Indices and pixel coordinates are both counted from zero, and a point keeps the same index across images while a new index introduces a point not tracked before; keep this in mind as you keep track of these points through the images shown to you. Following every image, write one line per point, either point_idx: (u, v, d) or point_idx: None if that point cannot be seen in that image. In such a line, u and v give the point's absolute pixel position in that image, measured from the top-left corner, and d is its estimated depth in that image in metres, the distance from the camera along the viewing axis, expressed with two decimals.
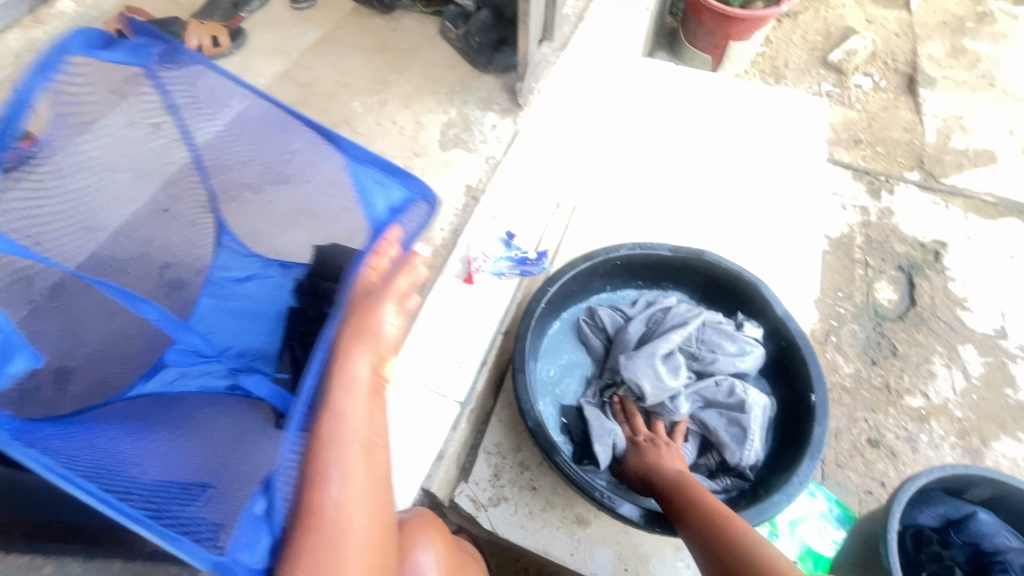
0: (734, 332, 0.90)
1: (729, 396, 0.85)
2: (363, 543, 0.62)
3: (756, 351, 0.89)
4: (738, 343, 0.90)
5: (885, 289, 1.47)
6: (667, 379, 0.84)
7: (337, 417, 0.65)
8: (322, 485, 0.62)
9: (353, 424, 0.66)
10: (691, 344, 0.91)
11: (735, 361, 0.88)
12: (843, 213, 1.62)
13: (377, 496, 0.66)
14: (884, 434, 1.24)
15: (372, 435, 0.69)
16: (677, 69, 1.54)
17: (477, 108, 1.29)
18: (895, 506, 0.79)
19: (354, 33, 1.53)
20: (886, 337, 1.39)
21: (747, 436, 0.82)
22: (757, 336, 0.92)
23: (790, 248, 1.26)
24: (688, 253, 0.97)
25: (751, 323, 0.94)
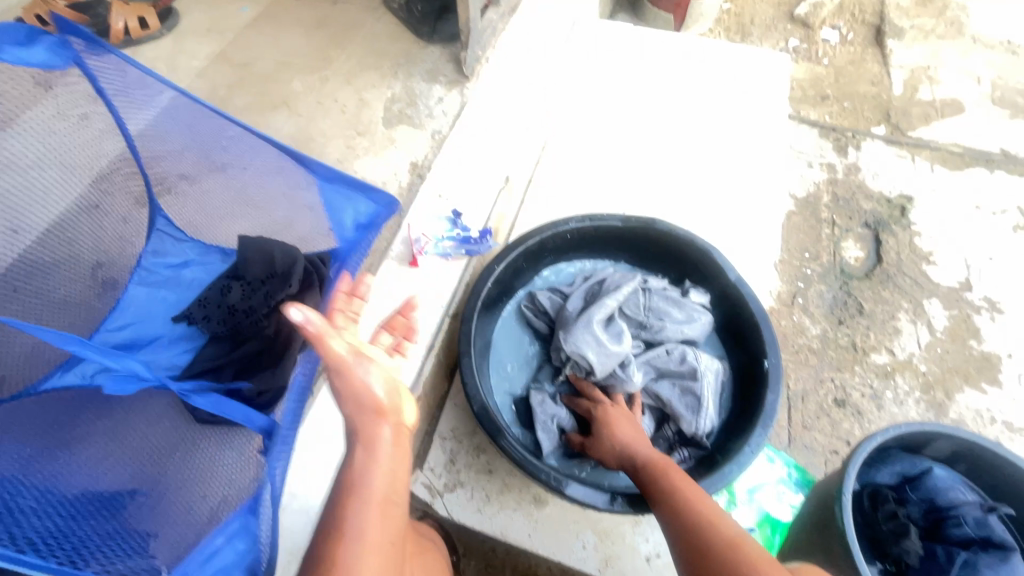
0: (681, 300, 0.89)
1: (681, 363, 0.83)
2: None
3: (703, 318, 0.88)
4: (685, 311, 0.89)
5: (851, 248, 1.46)
6: (609, 345, 0.81)
7: (364, 474, 0.61)
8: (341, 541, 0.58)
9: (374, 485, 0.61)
10: (638, 314, 0.88)
11: (682, 328, 0.87)
12: (808, 172, 1.59)
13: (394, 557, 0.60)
14: (849, 393, 1.24)
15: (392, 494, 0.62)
16: (633, 29, 1.48)
17: (422, 81, 1.23)
18: (850, 468, 0.78)
19: (293, 8, 1.45)
20: (852, 296, 1.38)
21: (702, 404, 0.80)
22: (704, 303, 0.91)
23: (751, 211, 1.24)
24: (638, 223, 0.93)
25: (698, 290, 0.92)
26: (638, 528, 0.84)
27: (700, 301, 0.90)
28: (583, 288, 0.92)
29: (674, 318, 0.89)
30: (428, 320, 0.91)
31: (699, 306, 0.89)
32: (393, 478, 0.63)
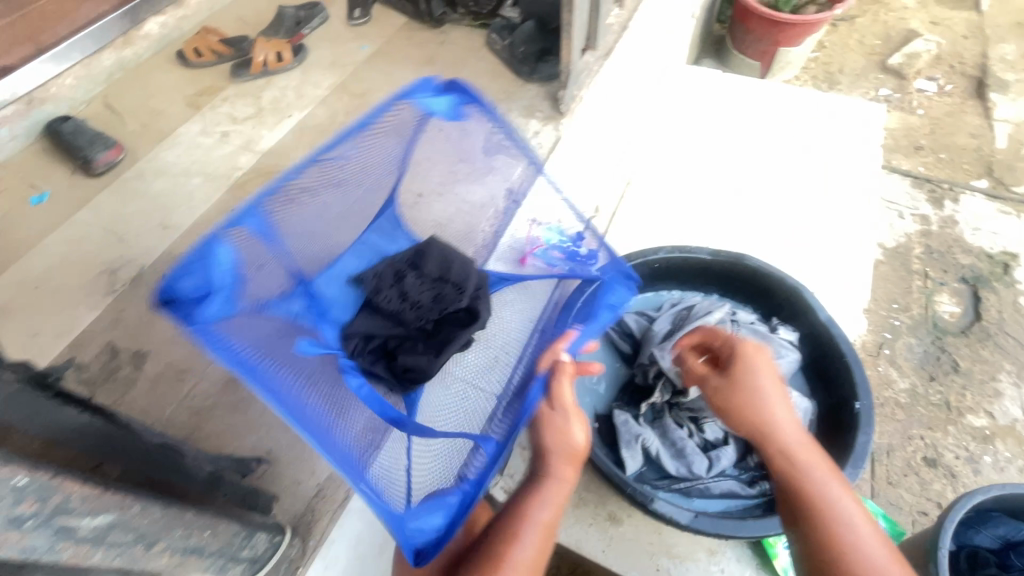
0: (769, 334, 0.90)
1: None
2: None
3: (790, 354, 0.89)
4: (772, 345, 0.90)
5: (946, 302, 1.40)
6: None
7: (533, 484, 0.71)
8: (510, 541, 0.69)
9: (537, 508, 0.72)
10: None
11: None
12: (900, 222, 1.55)
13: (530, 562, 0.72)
14: (942, 454, 1.17)
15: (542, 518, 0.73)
16: (720, 74, 1.53)
17: (520, 115, 1.33)
18: (948, 521, 0.76)
19: (406, 46, 1.61)
20: (947, 352, 1.31)
21: None
22: (792, 340, 0.92)
23: (840, 256, 1.22)
24: (727, 257, 0.96)
25: (785, 327, 0.94)
26: (713, 558, 0.84)
27: (788, 339, 0.91)
28: (672, 314, 0.96)
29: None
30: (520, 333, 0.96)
31: (787, 343, 0.90)
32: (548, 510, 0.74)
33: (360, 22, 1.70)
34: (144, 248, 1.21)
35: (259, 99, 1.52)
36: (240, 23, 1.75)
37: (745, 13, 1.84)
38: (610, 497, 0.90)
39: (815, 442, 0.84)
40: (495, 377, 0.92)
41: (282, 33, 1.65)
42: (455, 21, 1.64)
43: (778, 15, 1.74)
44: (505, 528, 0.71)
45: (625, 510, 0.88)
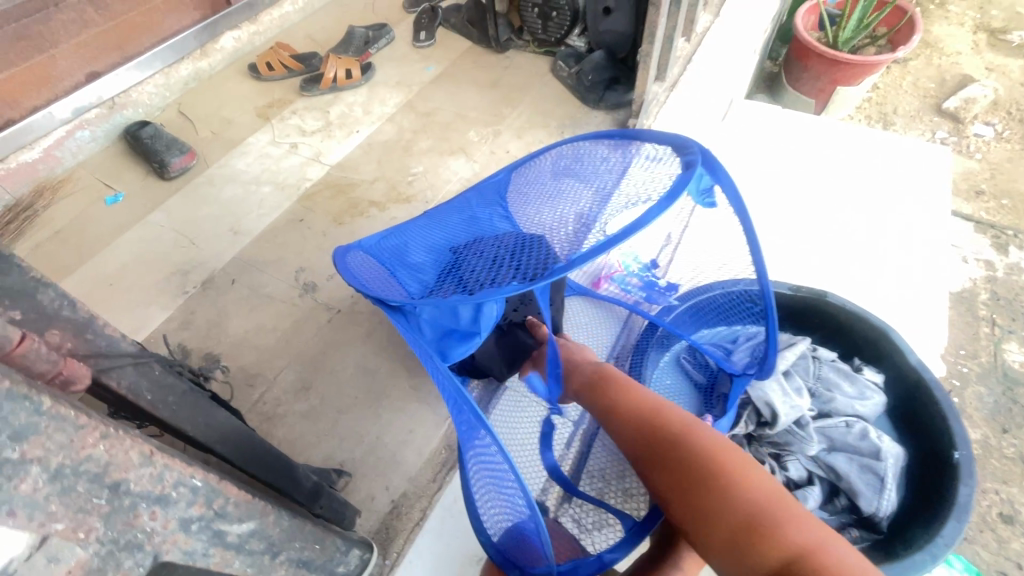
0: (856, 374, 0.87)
1: (861, 440, 0.81)
2: None
3: (877, 397, 0.86)
4: (857, 386, 0.87)
5: (1016, 351, 1.35)
6: (794, 396, 0.83)
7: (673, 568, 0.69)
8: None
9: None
10: (808, 380, 0.88)
11: (854, 403, 0.85)
12: (964, 266, 1.52)
13: None
14: (1019, 511, 1.12)
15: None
16: (782, 111, 1.54)
17: None
18: None
19: (471, 70, 1.66)
20: (1018, 403, 1.27)
21: (885, 484, 0.78)
22: (878, 381, 0.88)
23: (920, 292, 1.17)
24: (810, 294, 0.95)
25: (870, 368, 0.91)
26: None
27: (875, 380, 0.88)
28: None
29: (845, 391, 0.87)
30: None
31: (873, 384, 0.87)
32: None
33: (426, 45, 1.75)
34: (216, 252, 1.23)
35: (328, 113, 1.56)
36: (311, 43, 1.82)
37: (803, 51, 1.85)
38: None
39: (907, 490, 0.81)
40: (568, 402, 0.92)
41: (350, 51, 1.70)
42: (519, 47, 1.68)
43: (837, 54, 1.75)
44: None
45: None
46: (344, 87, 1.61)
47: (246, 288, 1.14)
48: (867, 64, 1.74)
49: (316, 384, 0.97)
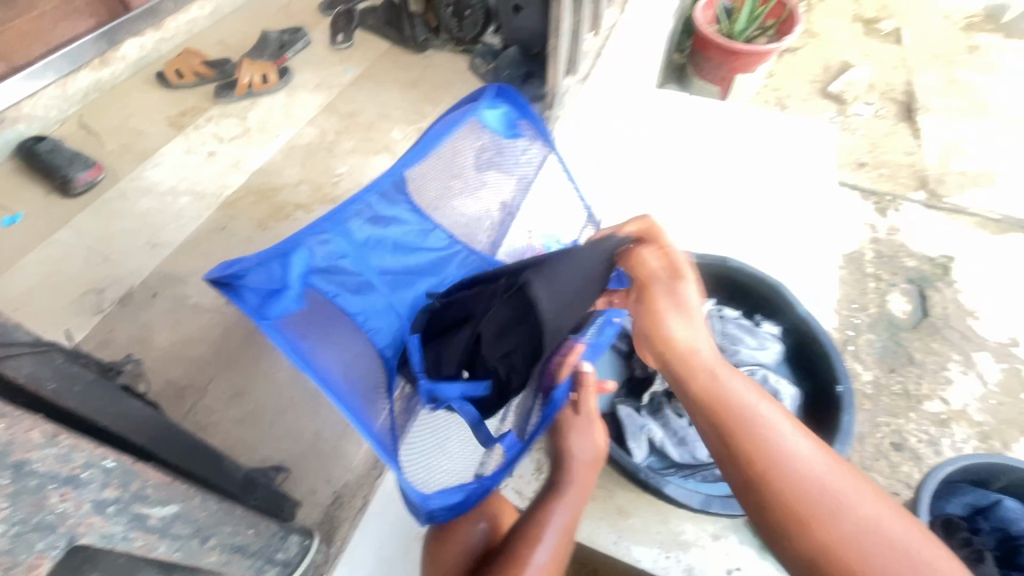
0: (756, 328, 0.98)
1: (762, 386, 0.91)
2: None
3: (774, 346, 0.97)
4: (758, 339, 0.98)
5: (898, 301, 1.54)
6: None
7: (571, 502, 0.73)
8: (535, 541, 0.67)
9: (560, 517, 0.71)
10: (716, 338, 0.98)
11: (756, 353, 0.95)
12: (852, 230, 1.70)
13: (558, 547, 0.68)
14: (907, 438, 1.27)
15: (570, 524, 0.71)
16: (687, 97, 1.65)
17: None
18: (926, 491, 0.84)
19: (391, 70, 1.67)
20: (902, 345, 1.44)
21: None
22: (775, 333, 1.00)
23: (812, 252, 1.30)
24: (713, 262, 1.04)
25: (768, 322, 1.02)
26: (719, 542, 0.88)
27: (773, 333, 0.99)
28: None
29: (748, 344, 0.97)
30: None
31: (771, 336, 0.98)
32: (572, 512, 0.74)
33: (344, 47, 1.75)
34: (132, 266, 1.18)
35: (245, 119, 1.53)
36: (222, 48, 1.77)
37: (703, 43, 2.00)
38: (617, 490, 0.93)
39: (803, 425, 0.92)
40: None
41: (265, 56, 1.67)
42: (437, 47, 1.71)
43: (733, 45, 1.90)
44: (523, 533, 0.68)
45: (632, 502, 0.92)
46: (260, 93, 1.58)
47: (168, 301, 1.11)
48: (759, 54, 1.91)
49: (250, 390, 0.96)
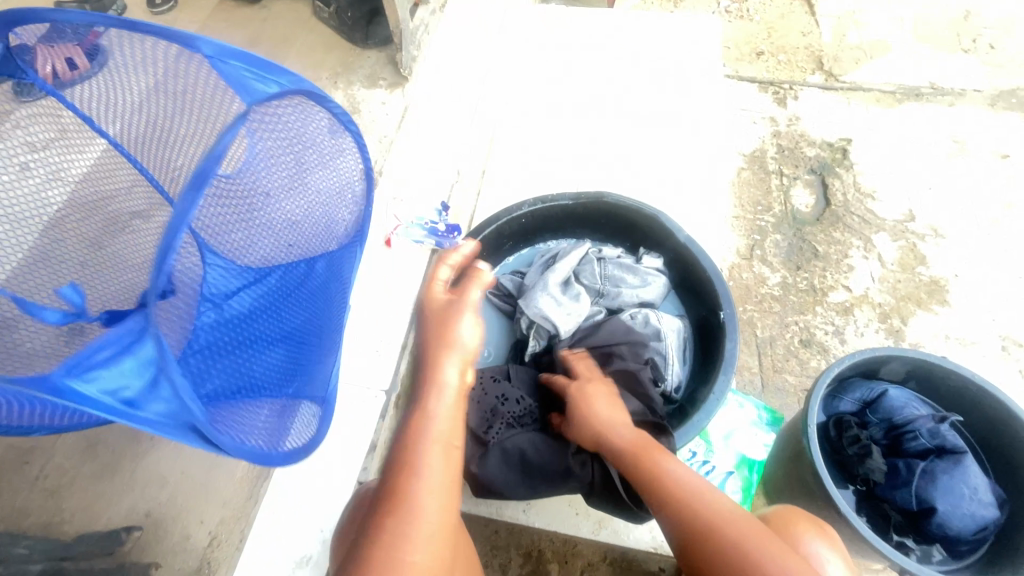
0: (635, 264, 0.93)
1: (646, 328, 0.88)
2: (432, 536, 0.60)
3: (658, 280, 0.92)
4: (640, 275, 0.93)
5: (801, 195, 1.52)
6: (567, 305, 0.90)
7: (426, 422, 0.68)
8: (411, 468, 0.63)
9: (439, 424, 0.67)
10: (595, 283, 0.94)
11: (639, 293, 0.92)
12: (753, 127, 1.64)
13: (451, 487, 0.64)
14: (814, 333, 1.30)
15: (452, 438, 0.68)
16: (560, 17, 1.53)
17: (362, 87, 1.23)
18: (812, 401, 0.84)
19: (224, 30, 1.43)
20: (807, 241, 1.43)
21: (669, 362, 0.86)
22: (658, 266, 0.95)
23: (694, 180, 1.30)
24: (588, 199, 0.97)
25: (650, 255, 0.96)
26: None
27: (657, 265, 0.94)
28: (542, 263, 0.98)
29: (631, 283, 0.93)
30: (402, 320, 0.92)
31: (653, 269, 0.93)
32: (453, 422, 0.69)
33: (165, 10, 1.48)
34: None
35: None
36: None
37: None
38: None
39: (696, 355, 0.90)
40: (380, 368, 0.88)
41: None
42: None
43: None
44: (394, 465, 0.64)
45: None
46: None
47: None
48: None
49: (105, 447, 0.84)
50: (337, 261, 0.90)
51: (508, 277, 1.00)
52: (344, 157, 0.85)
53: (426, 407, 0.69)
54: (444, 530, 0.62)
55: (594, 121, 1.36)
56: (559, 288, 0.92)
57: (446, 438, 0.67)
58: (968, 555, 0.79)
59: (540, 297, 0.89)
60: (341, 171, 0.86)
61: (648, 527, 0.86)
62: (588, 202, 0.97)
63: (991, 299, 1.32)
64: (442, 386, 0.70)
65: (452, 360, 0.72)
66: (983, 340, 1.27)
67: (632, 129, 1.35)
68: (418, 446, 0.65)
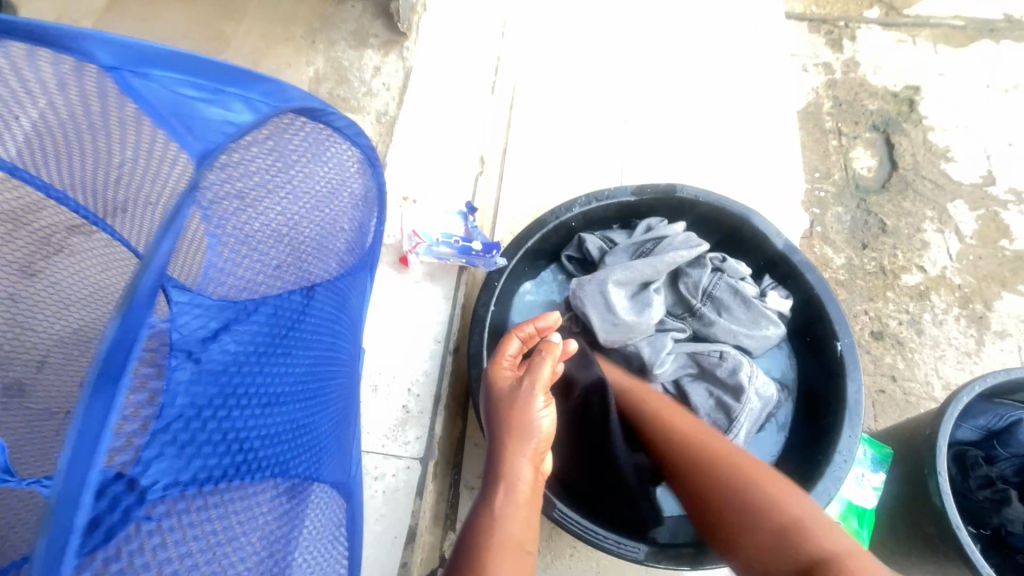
0: (756, 304, 0.74)
1: (729, 375, 0.72)
2: None
3: (773, 328, 0.74)
4: (754, 313, 0.75)
5: (862, 157, 1.31)
6: (624, 315, 0.73)
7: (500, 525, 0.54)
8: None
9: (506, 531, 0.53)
10: (692, 296, 0.77)
11: (735, 331, 0.75)
12: (804, 77, 1.39)
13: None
14: (886, 324, 1.14)
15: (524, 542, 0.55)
16: None
17: (348, 48, 0.97)
18: (942, 441, 0.69)
19: None
20: (873, 213, 1.25)
21: (735, 428, 0.70)
22: (782, 306, 0.75)
23: (760, 146, 1.07)
24: (657, 194, 0.77)
25: (778, 289, 0.76)
26: None
27: (781, 302, 0.75)
28: (629, 246, 0.78)
29: (736, 317, 0.76)
30: (431, 360, 0.72)
31: (773, 313, 0.74)
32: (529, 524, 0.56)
33: None
34: None
35: None
36: None
37: None
38: None
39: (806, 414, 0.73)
40: (407, 428, 0.69)
41: None
42: None
43: None
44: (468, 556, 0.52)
45: None
46: None
47: None
48: None
49: None
50: (353, 285, 0.64)
51: (590, 237, 0.81)
52: (333, 155, 0.54)
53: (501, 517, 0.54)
54: None
55: (633, 80, 1.12)
56: (631, 288, 0.76)
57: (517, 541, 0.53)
58: None
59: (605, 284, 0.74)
60: (335, 168, 0.55)
61: None
62: (657, 198, 0.77)
63: None
64: (517, 482, 0.56)
65: (528, 455, 0.57)
66: None
67: (679, 89, 1.12)
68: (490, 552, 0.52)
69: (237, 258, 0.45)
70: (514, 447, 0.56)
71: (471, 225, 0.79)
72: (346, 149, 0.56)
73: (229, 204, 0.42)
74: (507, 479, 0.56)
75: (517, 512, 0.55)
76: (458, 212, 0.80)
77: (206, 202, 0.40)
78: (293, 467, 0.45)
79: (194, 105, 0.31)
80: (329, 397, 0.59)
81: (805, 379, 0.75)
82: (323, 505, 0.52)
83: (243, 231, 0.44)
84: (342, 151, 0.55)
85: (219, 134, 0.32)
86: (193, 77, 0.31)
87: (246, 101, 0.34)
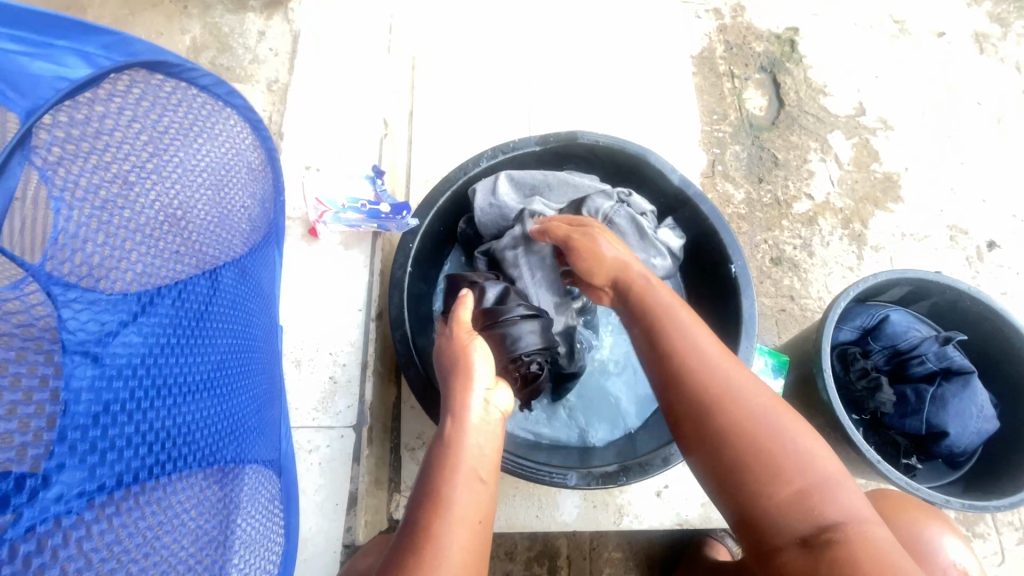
0: (648, 234, 0.77)
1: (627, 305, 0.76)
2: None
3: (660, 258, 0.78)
4: (646, 246, 0.78)
5: (754, 97, 1.40)
6: (515, 213, 0.78)
7: (450, 455, 0.52)
8: (441, 507, 0.48)
9: (459, 462, 0.52)
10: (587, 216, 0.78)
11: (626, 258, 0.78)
12: (697, 22, 1.45)
13: (466, 491, 0.50)
14: (783, 250, 1.25)
15: (476, 468, 0.52)
16: None
17: (226, 11, 0.90)
18: (825, 341, 0.79)
19: None
20: (765, 149, 1.35)
21: None
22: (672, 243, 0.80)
23: (657, 92, 1.11)
24: (559, 142, 0.79)
25: (668, 230, 0.81)
26: None
27: (672, 239, 0.80)
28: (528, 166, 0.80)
29: (629, 244, 0.78)
30: (355, 329, 0.72)
31: (661, 246, 0.78)
32: (483, 453, 0.54)
33: None
34: None
35: None
36: None
37: None
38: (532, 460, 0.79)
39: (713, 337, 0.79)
40: (337, 398, 0.68)
41: None
42: None
43: None
44: (416, 498, 0.50)
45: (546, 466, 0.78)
46: None
47: None
48: None
49: None
50: (260, 262, 0.62)
51: None
52: (217, 134, 0.51)
53: (450, 448, 0.53)
54: (471, 561, 0.47)
55: (532, 34, 1.12)
56: (522, 194, 0.80)
57: (467, 470, 0.51)
58: (967, 464, 0.81)
59: (506, 187, 0.78)
60: (226, 146, 0.52)
61: (670, 503, 0.79)
62: (560, 143, 0.79)
63: (939, 189, 1.33)
64: (462, 414, 0.55)
65: (470, 392, 0.56)
66: (934, 233, 1.28)
67: (577, 40, 1.13)
68: (441, 479, 0.50)
69: (122, 248, 0.39)
70: (462, 380, 0.57)
71: (380, 189, 0.78)
72: (231, 130, 0.53)
73: (100, 162, 0.38)
74: (462, 407, 0.55)
75: (466, 438, 0.53)
76: (366, 176, 0.78)
77: (40, 160, 0.33)
78: (218, 454, 0.45)
79: (18, 59, 0.28)
80: (252, 384, 0.57)
81: (708, 306, 0.82)
82: (253, 483, 0.51)
83: (148, 189, 0.42)
84: (225, 126, 0.52)
85: (53, 90, 0.29)
86: (14, 31, 0.28)
87: (85, 57, 0.31)
